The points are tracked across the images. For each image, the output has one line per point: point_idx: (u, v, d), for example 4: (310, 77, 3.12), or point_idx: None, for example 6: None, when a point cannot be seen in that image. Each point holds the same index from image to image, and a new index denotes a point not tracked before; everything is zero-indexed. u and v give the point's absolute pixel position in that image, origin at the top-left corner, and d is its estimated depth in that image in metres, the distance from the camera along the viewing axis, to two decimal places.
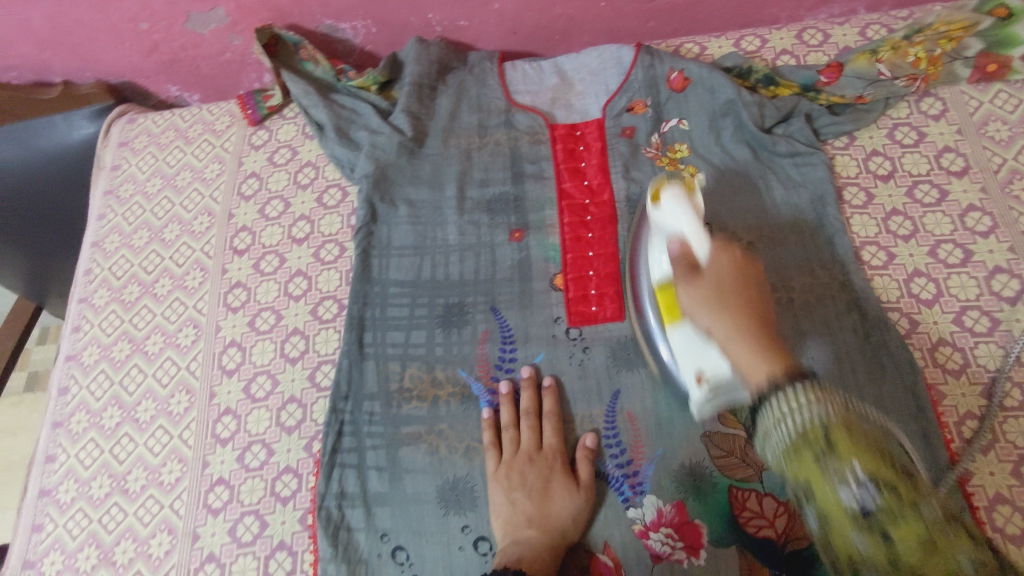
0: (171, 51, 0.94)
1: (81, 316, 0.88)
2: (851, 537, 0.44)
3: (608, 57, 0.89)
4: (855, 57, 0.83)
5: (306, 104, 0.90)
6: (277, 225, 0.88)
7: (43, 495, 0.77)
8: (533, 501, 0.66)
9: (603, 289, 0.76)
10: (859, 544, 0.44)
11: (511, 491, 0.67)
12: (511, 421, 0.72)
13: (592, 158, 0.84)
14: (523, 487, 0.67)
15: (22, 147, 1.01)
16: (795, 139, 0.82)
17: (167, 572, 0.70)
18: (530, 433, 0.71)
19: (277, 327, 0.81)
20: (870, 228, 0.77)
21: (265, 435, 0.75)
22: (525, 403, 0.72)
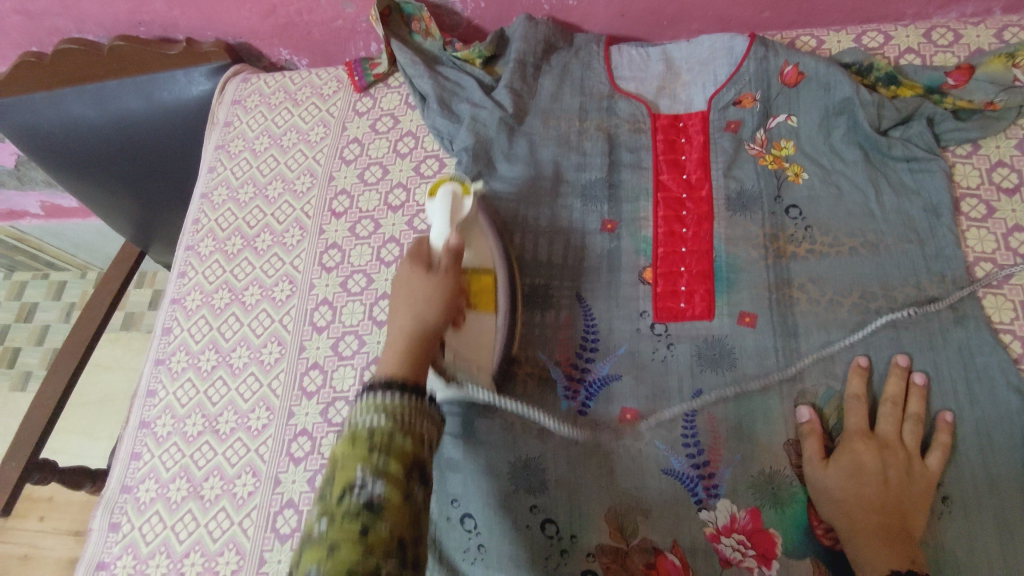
0: (288, 15, 0.98)
1: (188, 262, 0.93)
2: None
3: (719, 46, 0.86)
4: (990, 61, 0.79)
5: (411, 74, 0.92)
6: (374, 191, 0.91)
7: (143, 426, 0.82)
8: (430, 283, 0.62)
9: (693, 286, 0.75)
10: None
11: (415, 292, 0.61)
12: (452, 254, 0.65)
13: (693, 151, 0.82)
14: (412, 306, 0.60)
15: (145, 99, 1.07)
16: (912, 143, 0.78)
17: (249, 511, 0.74)
18: (451, 266, 0.64)
19: (367, 290, 0.84)
20: (987, 243, 0.73)
21: (349, 392, 0.78)
22: (445, 260, 0.65)
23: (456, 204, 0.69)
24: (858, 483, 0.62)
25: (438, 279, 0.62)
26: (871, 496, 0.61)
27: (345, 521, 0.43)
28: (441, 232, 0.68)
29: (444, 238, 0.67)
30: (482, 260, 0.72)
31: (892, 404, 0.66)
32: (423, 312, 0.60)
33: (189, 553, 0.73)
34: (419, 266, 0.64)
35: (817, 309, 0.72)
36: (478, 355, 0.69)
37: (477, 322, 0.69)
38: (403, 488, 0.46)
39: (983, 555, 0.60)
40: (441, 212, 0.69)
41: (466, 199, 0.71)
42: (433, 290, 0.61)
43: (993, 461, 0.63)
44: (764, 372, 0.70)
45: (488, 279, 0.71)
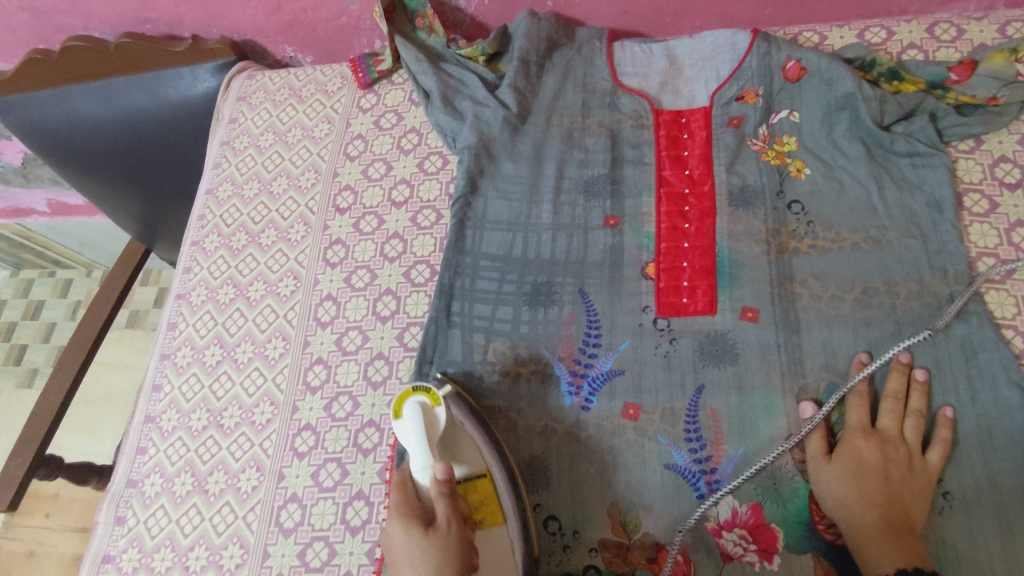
0: (292, 12, 0.99)
1: (192, 258, 0.93)
2: None
3: (722, 42, 0.86)
4: (992, 55, 0.79)
5: (415, 71, 0.92)
6: (378, 187, 0.91)
7: (149, 421, 0.83)
8: (431, 536, 0.57)
9: (696, 281, 0.75)
10: None
11: (415, 555, 0.56)
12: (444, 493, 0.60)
13: (696, 147, 0.82)
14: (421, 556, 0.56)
15: (150, 96, 1.08)
16: (915, 139, 0.78)
17: (253, 505, 0.74)
18: (448, 508, 0.59)
19: (371, 285, 0.84)
20: (990, 238, 0.73)
21: (353, 387, 0.79)
22: (441, 506, 0.59)
23: (429, 417, 0.65)
24: (859, 479, 0.63)
25: (439, 538, 0.57)
26: (874, 492, 0.62)
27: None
28: (423, 463, 0.63)
29: (428, 474, 0.63)
30: (475, 463, 0.66)
31: (894, 399, 0.67)
32: (441, 566, 0.55)
33: (194, 546, 0.73)
34: (413, 517, 0.59)
35: (819, 304, 0.72)
36: (506, 567, 0.62)
37: (487, 539, 0.63)
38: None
39: (986, 549, 0.60)
40: (418, 450, 0.64)
41: (437, 407, 0.66)
42: (439, 547, 0.57)
43: (995, 457, 0.64)
44: (766, 367, 0.70)
45: (488, 482, 0.65)
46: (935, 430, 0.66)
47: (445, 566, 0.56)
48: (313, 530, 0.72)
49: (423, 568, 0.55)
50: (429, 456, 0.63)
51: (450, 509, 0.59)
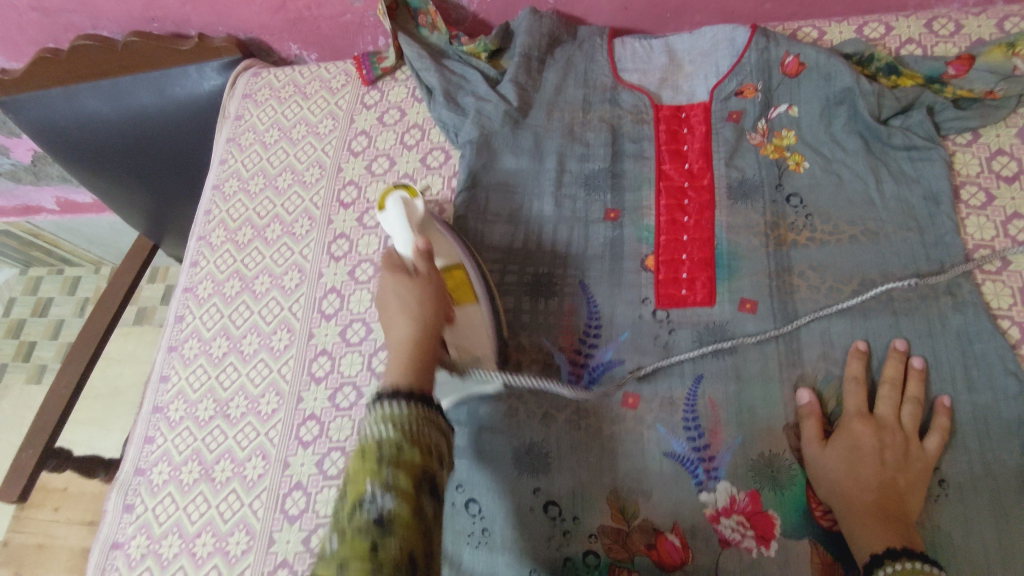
0: (297, 10, 1.00)
1: (199, 252, 0.95)
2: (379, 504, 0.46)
3: (721, 38, 0.87)
4: (990, 50, 0.80)
5: (418, 67, 0.94)
6: (382, 182, 0.92)
7: (156, 411, 0.84)
8: (416, 283, 0.63)
9: (694, 273, 0.76)
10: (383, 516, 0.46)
11: (406, 311, 0.61)
12: (422, 269, 0.64)
13: (695, 141, 0.83)
14: (412, 310, 0.61)
15: (157, 94, 1.09)
16: (913, 132, 0.79)
17: (259, 493, 0.76)
18: (425, 265, 0.64)
19: (374, 278, 0.86)
20: (987, 230, 0.74)
21: (357, 378, 0.80)
22: (419, 264, 0.65)
23: (410, 207, 0.70)
24: (854, 464, 0.63)
25: (422, 286, 0.63)
26: (867, 477, 0.62)
27: (356, 536, 0.43)
28: (406, 242, 0.69)
29: (411, 247, 0.68)
30: (446, 253, 0.71)
31: (891, 386, 0.67)
32: (423, 313, 0.61)
33: (201, 533, 0.75)
34: (398, 273, 0.64)
35: (816, 296, 0.73)
36: (477, 342, 0.68)
37: (465, 316, 0.68)
38: (412, 504, 0.46)
39: (980, 535, 0.61)
40: (403, 230, 0.69)
41: (417, 200, 0.71)
42: (422, 293, 0.62)
43: (991, 445, 0.64)
44: (764, 357, 0.71)
45: (460, 271, 0.70)
46: (933, 418, 0.66)
47: (424, 324, 0.60)
48: (317, 517, 0.73)
49: (408, 320, 0.60)
50: (412, 233, 0.69)
51: (427, 265, 0.64)
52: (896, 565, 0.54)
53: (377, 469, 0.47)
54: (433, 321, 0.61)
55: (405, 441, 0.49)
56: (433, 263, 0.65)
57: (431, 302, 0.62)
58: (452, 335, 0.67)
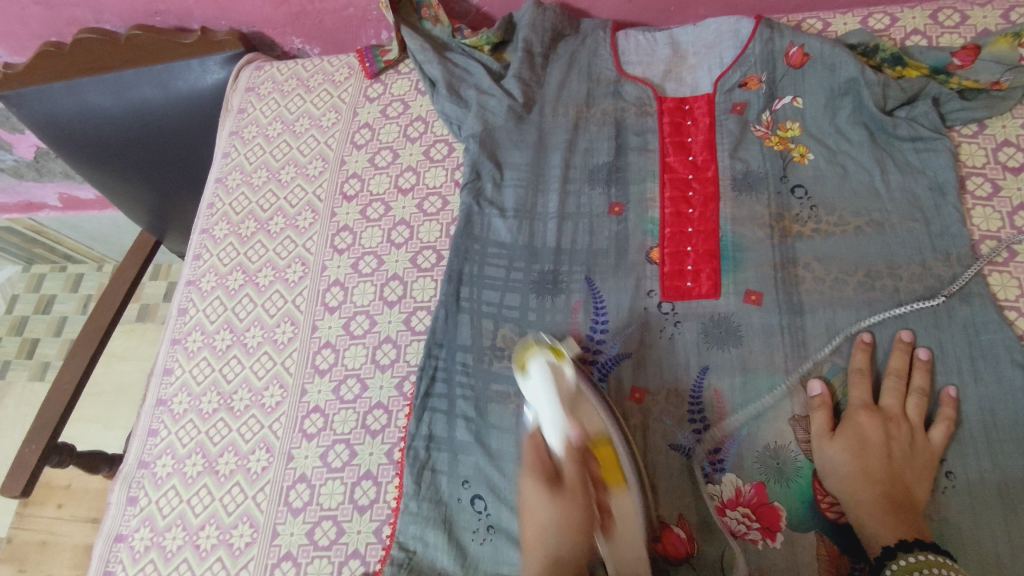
0: (300, 3, 1.00)
1: (202, 246, 0.94)
2: None
3: (725, 29, 0.87)
4: (995, 40, 0.79)
5: (421, 60, 0.93)
6: (385, 175, 0.92)
7: (160, 404, 0.84)
8: (552, 504, 0.62)
9: (700, 265, 0.76)
10: None
11: (557, 534, 0.61)
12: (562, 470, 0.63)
13: (700, 133, 0.83)
14: (564, 529, 0.61)
15: (160, 88, 1.09)
16: (918, 124, 0.78)
17: (263, 486, 0.75)
18: (574, 466, 0.63)
19: (378, 271, 0.85)
20: (993, 222, 0.74)
21: (360, 370, 0.80)
22: (570, 472, 0.63)
23: (557, 372, 0.65)
24: (864, 457, 0.63)
25: (564, 503, 0.62)
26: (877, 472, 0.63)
27: None
28: (556, 424, 0.63)
29: (562, 436, 0.63)
30: (593, 423, 0.65)
31: (897, 377, 0.68)
32: (563, 546, 0.60)
33: (205, 525, 0.75)
34: (544, 483, 0.63)
35: (822, 287, 0.73)
36: (629, 552, 0.61)
37: (615, 507, 0.62)
38: None
39: (989, 529, 0.61)
40: (550, 421, 0.64)
41: (565, 365, 0.66)
42: (565, 515, 0.61)
43: (997, 435, 0.64)
44: (769, 349, 0.71)
45: (609, 448, 0.64)
46: (938, 409, 0.66)
47: (575, 523, 0.61)
48: (321, 510, 0.73)
49: (562, 535, 0.61)
50: (563, 421, 0.63)
51: (573, 468, 0.63)
52: (904, 560, 0.56)
53: None
54: (580, 530, 0.61)
55: None
56: (581, 457, 0.63)
57: (577, 523, 0.61)
58: (612, 551, 0.61)
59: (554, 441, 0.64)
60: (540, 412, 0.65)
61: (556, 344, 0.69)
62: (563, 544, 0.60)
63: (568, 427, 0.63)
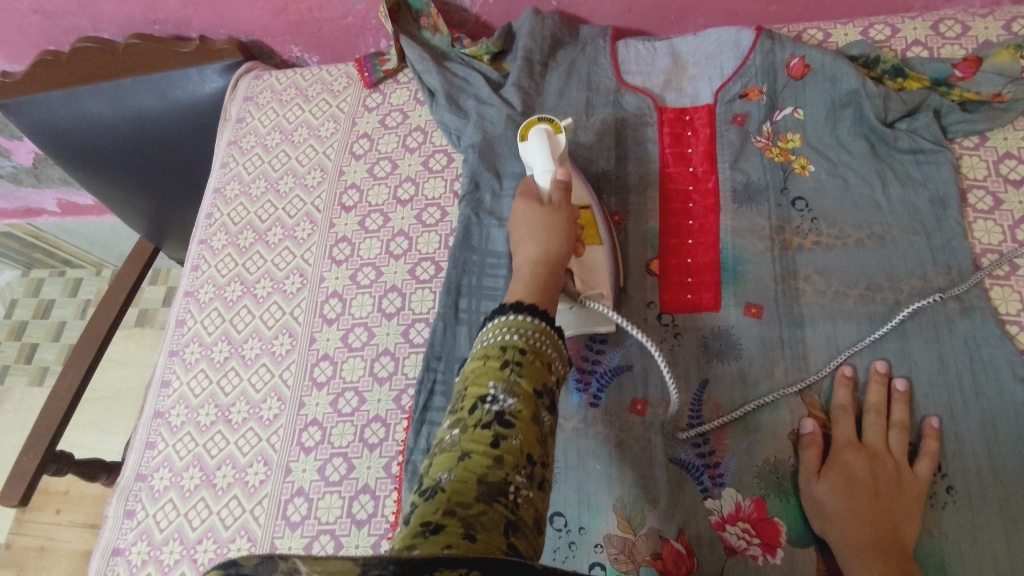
0: (298, 12, 0.99)
1: (201, 256, 0.94)
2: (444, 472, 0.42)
3: (726, 39, 0.86)
4: (997, 52, 0.78)
5: (420, 70, 0.93)
6: (383, 185, 0.92)
7: (158, 416, 0.84)
8: (545, 208, 0.62)
9: (700, 278, 0.76)
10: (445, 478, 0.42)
11: (536, 236, 0.60)
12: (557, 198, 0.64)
13: (699, 145, 0.83)
14: (543, 242, 0.60)
15: (158, 96, 1.09)
16: (919, 136, 0.78)
17: (260, 499, 0.75)
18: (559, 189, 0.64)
19: (376, 282, 0.85)
20: (994, 235, 0.73)
21: (359, 383, 0.79)
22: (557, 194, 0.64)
23: (553, 140, 0.70)
24: (850, 494, 0.61)
25: (549, 209, 0.62)
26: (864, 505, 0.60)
27: (478, 431, 0.44)
28: (546, 164, 0.67)
29: (549, 173, 0.66)
30: (580, 196, 0.74)
31: (877, 412, 0.67)
32: (549, 241, 0.60)
33: (202, 539, 0.74)
34: (532, 201, 0.64)
35: (823, 300, 0.73)
36: (600, 281, 0.70)
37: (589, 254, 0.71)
38: (533, 407, 0.46)
39: (989, 543, 0.60)
40: (540, 156, 0.68)
41: (560, 135, 0.71)
42: (548, 215, 0.62)
43: (999, 451, 0.64)
44: (769, 361, 0.71)
45: (588, 212, 0.73)
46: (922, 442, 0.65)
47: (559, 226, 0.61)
48: (319, 524, 0.72)
49: (538, 234, 0.60)
50: (550, 163, 0.67)
51: (557, 190, 0.64)
52: None
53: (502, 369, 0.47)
54: (559, 242, 0.60)
55: (527, 345, 0.49)
56: (567, 193, 0.65)
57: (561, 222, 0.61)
58: (581, 271, 0.69)
59: (544, 168, 0.67)
60: (538, 156, 0.68)
61: (556, 119, 0.73)
62: (535, 242, 0.60)
63: (557, 170, 0.67)
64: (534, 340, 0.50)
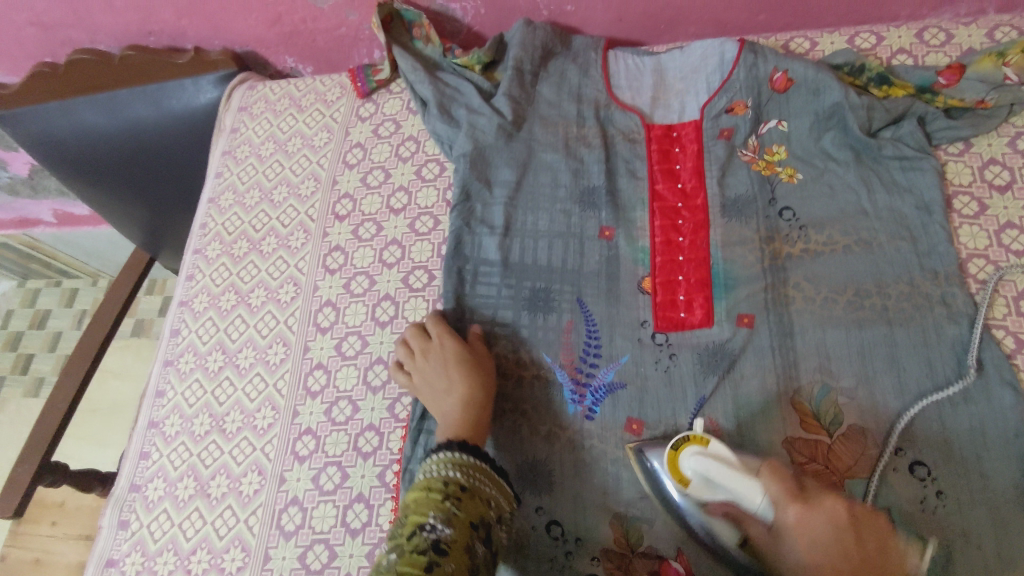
0: (292, 23, 1.01)
1: (195, 266, 0.95)
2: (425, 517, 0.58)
3: (710, 53, 0.87)
4: (980, 59, 0.80)
5: (412, 79, 0.94)
6: (377, 195, 0.92)
7: (152, 426, 0.84)
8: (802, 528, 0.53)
9: (692, 295, 0.76)
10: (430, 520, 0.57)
11: (811, 554, 0.52)
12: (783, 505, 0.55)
13: (688, 161, 0.83)
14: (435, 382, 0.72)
15: (154, 106, 1.08)
16: (904, 143, 0.79)
17: (255, 509, 0.75)
18: (802, 511, 0.54)
19: (370, 291, 0.86)
20: (980, 240, 0.74)
21: (352, 392, 0.80)
22: (788, 507, 0.55)
23: (713, 454, 0.61)
24: (840, 533, 0.52)
25: (800, 531, 0.53)
26: (847, 543, 0.51)
27: (414, 554, 0.55)
28: (749, 486, 0.58)
29: (751, 487, 0.58)
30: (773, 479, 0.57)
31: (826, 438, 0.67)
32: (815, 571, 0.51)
33: (196, 550, 0.74)
34: (784, 507, 0.55)
35: (812, 307, 0.73)
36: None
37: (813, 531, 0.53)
38: (465, 541, 0.57)
39: (980, 549, 0.61)
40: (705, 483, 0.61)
41: (710, 446, 0.62)
42: (804, 560, 0.53)
43: (988, 455, 0.64)
44: (761, 371, 0.71)
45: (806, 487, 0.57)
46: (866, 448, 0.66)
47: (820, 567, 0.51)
48: (313, 533, 0.73)
49: (810, 547, 0.52)
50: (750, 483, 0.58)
51: (791, 508, 0.54)
52: None
53: (442, 500, 0.59)
54: None
55: (466, 483, 0.61)
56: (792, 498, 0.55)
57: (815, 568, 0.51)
58: (806, 545, 0.53)
59: (750, 490, 0.58)
60: (708, 488, 0.61)
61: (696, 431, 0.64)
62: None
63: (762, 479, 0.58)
64: (487, 485, 0.63)
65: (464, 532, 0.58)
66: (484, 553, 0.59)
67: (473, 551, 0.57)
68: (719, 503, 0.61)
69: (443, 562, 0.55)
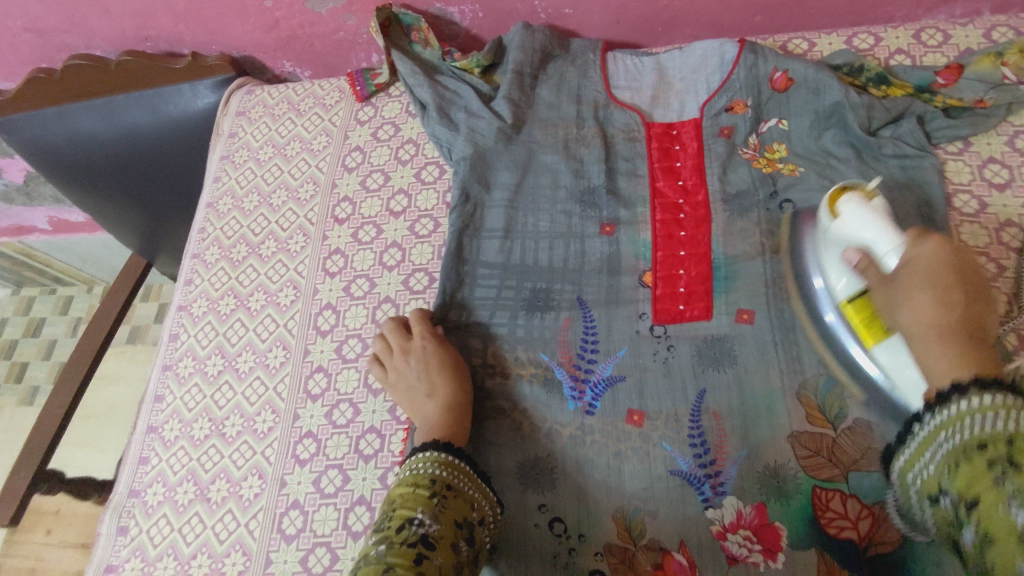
0: (290, 28, 1.01)
1: (194, 270, 0.94)
2: (414, 512, 0.57)
3: (710, 54, 0.88)
4: (979, 60, 0.81)
5: (411, 83, 0.94)
6: (376, 198, 0.92)
7: (151, 431, 0.83)
8: (937, 294, 0.60)
9: (692, 287, 0.76)
10: (417, 514, 0.56)
11: (935, 302, 0.60)
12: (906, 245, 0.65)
13: (688, 158, 0.84)
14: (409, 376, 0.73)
15: (151, 113, 1.09)
16: (903, 142, 0.79)
17: (255, 513, 0.75)
18: (927, 252, 0.62)
19: (370, 294, 0.85)
20: (981, 237, 0.74)
21: (353, 394, 0.79)
22: (939, 257, 0.62)
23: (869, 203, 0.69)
24: (945, 290, 0.60)
25: (939, 257, 0.62)
26: (950, 297, 0.60)
27: (402, 547, 0.53)
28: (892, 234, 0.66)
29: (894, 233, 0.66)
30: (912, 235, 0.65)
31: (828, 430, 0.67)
32: (938, 297, 0.60)
33: (196, 554, 0.74)
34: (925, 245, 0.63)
35: (813, 304, 0.73)
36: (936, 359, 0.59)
37: (921, 258, 0.63)
38: (451, 537, 0.57)
39: None
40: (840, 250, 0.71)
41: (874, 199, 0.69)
42: (936, 268, 0.61)
43: None
44: (764, 365, 0.71)
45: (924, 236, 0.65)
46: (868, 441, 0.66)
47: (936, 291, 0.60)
48: (314, 536, 0.72)
49: (928, 283, 0.61)
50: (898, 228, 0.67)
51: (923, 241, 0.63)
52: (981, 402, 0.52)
53: (429, 497, 0.58)
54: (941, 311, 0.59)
55: (449, 480, 0.61)
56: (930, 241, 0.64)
57: (915, 303, 0.61)
58: (928, 256, 0.62)
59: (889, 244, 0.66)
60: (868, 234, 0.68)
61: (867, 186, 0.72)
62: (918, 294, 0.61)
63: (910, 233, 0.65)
64: (469, 484, 0.63)
65: (449, 528, 0.57)
66: (466, 551, 0.58)
67: (458, 549, 0.57)
68: (861, 247, 0.68)
69: (431, 556, 0.54)
